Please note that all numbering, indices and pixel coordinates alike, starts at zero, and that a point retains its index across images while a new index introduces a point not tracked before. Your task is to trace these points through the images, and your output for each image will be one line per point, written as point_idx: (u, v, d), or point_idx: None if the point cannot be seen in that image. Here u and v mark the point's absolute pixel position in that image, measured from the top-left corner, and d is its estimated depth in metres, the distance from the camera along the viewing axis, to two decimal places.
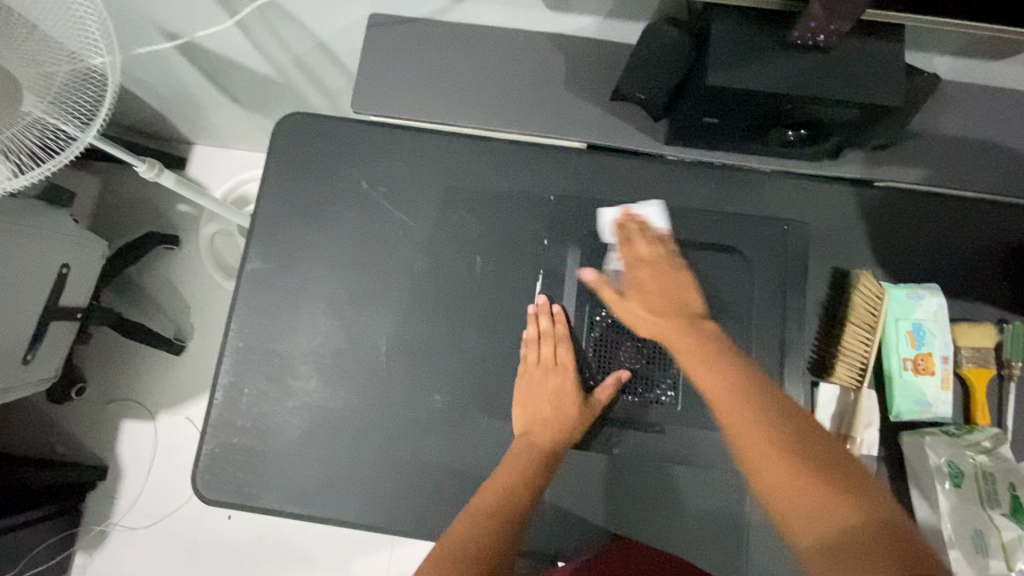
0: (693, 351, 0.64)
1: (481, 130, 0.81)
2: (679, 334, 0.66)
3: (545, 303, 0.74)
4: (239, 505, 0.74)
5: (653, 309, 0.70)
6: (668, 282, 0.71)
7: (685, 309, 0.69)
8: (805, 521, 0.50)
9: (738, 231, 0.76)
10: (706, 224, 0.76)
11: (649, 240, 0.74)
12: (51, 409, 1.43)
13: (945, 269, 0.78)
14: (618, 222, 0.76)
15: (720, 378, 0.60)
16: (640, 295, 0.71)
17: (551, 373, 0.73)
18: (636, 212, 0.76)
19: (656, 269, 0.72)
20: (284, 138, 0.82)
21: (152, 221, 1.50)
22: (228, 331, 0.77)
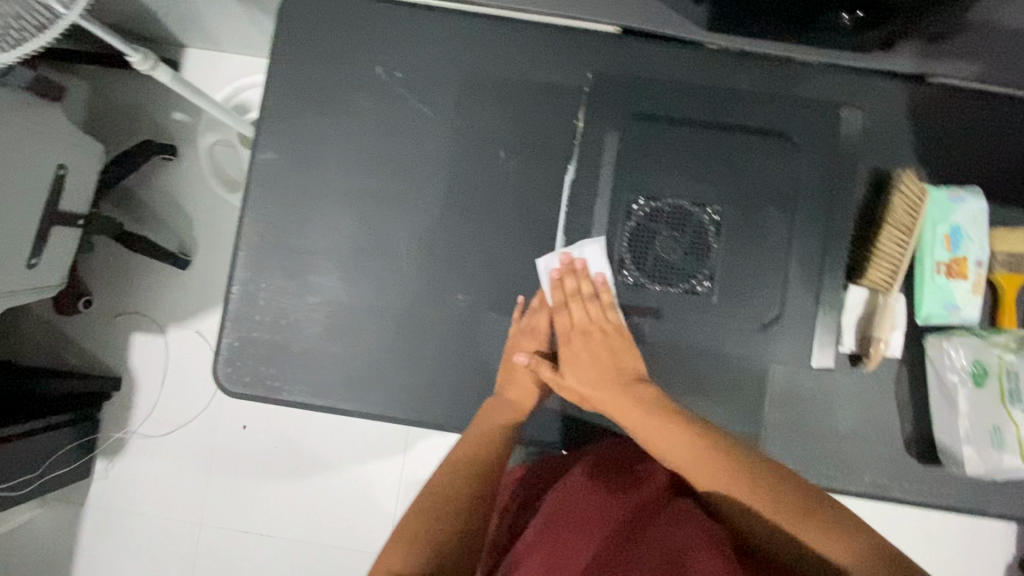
0: (642, 419, 0.60)
1: (505, 11, 0.75)
2: (619, 407, 0.61)
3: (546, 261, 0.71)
4: (262, 398, 0.74)
5: (590, 384, 0.63)
6: (603, 354, 0.62)
7: (623, 374, 0.62)
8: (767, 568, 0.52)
9: (788, 112, 0.61)
10: (749, 104, 0.61)
11: (585, 297, 0.61)
12: (61, 321, 1.42)
13: (990, 173, 0.74)
14: (571, 265, 0.61)
15: (661, 434, 0.60)
16: (581, 363, 0.64)
17: (523, 339, 0.71)
18: (574, 259, 0.60)
19: (589, 338, 0.63)
20: (292, 17, 0.76)
21: (146, 129, 1.42)
22: (241, 225, 0.74)
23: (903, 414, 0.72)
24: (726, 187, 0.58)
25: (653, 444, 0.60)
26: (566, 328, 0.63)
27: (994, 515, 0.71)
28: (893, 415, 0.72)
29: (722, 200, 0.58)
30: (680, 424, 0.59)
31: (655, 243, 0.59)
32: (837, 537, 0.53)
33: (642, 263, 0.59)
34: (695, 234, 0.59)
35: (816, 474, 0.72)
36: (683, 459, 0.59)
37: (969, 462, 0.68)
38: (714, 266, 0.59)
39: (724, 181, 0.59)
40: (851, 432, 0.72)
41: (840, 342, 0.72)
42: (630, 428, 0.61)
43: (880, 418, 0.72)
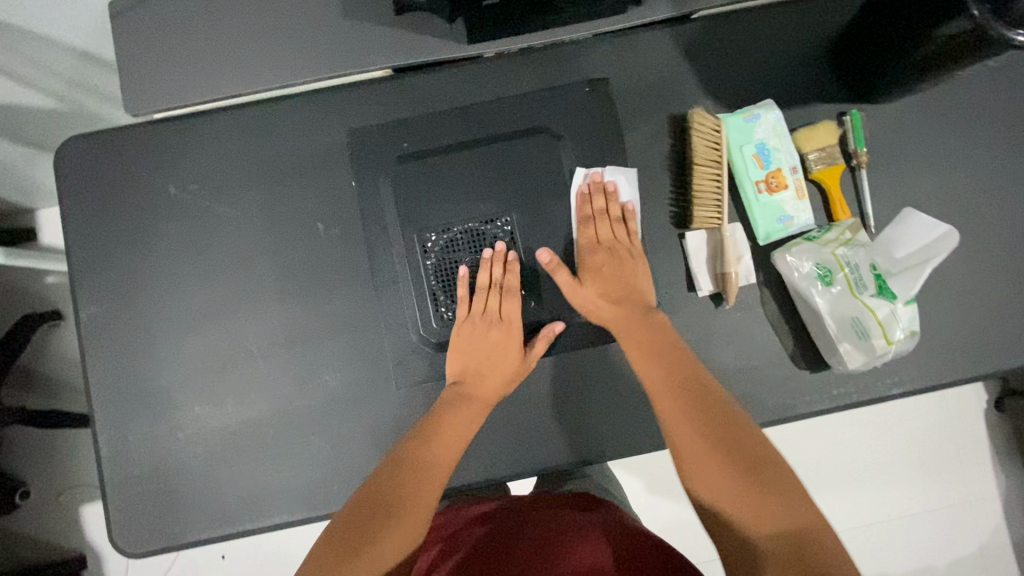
0: (662, 381, 0.64)
1: (276, 92, 0.74)
2: (658, 381, 0.64)
3: (501, 248, 0.70)
4: (169, 547, 0.72)
5: (635, 366, 0.66)
6: (658, 332, 0.67)
7: (663, 340, 0.67)
8: (753, 522, 0.53)
9: (541, 111, 0.73)
10: (504, 113, 0.73)
11: (611, 217, 0.72)
12: (6, 521, 1.37)
13: (778, 81, 0.76)
14: (582, 194, 0.72)
15: (694, 408, 0.61)
16: (629, 329, 0.68)
17: (493, 328, 0.70)
18: (603, 179, 0.73)
19: (622, 268, 0.71)
20: (71, 169, 0.74)
21: (24, 303, 1.38)
22: (91, 387, 0.73)
23: (780, 333, 0.73)
24: (506, 201, 0.71)
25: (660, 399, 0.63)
26: (611, 299, 0.70)
27: (896, 393, 0.72)
28: (772, 337, 0.73)
29: (508, 214, 0.71)
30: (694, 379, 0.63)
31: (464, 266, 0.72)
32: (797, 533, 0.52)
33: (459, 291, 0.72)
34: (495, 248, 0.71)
35: None
36: (686, 446, 0.59)
37: (846, 358, 0.69)
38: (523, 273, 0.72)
39: (507, 194, 0.71)
40: (738, 366, 0.73)
41: (697, 288, 0.73)
42: (676, 433, 0.61)
43: (760, 344, 0.73)
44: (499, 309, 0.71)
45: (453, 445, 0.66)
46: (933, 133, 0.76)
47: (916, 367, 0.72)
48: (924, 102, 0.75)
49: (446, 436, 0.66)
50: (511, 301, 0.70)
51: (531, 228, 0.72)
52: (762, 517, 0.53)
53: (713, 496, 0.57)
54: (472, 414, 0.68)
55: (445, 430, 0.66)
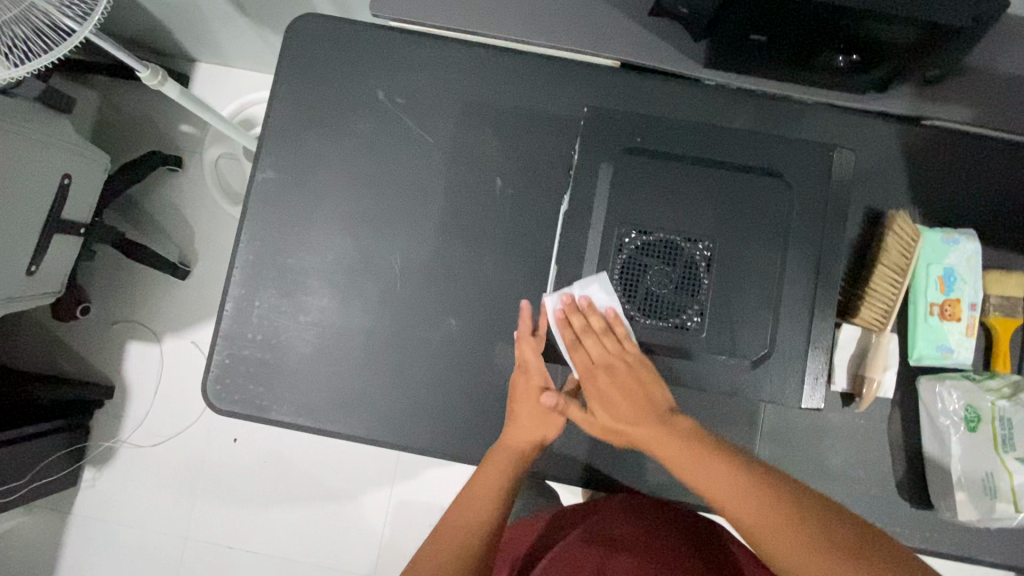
0: (681, 449, 0.59)
1: (507, 42, 0.76)
2: (649, 440, 0.61)
3: (530, 305, 0.71)
4: (250, 416, 0.74)
5: (623, 419, 0.63)
6: (630, 386, 0.63)
7: (659, 413, 0.62)
8: (812, 559, 0.50)
9: (777, 153, 0.70)
10: (741, 143, 0.71)
11: (600, 333, 0.64)
12: (59, 328, 1.43)
13: (982, 215, 0.75)
14: (562, 317, 0.66)
15: (687, 451, 0.58)
16: (614, 402, 0.64)
17: (517, 378, 0.70)
18: (576, 298, 0.65)
19: (613, 369, 0.64)
20: (298, 42, 0.77)
21: (154, 140, 1.44)
22: (238, 244, 0.75)
23: (894, 455, 0.72)
24: (717, 228, 0.67)
25: (761, 537, 0.52)
26: (587, 364, 0.65)
27: (989, 562, 0.70)
28: (885, 455, 0.72)
29: (713, 238, 0.67)
30: (716, 454, 0.58)
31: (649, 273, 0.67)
32: (864, 563, 0.49)
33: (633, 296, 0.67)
34: (686, 268, 0.67)
35: None
36: (785, 554, 0.51)
37: (960, 508, 0.67)
38: (703, 301, 0.66)
39: (721, 219, 0.67)
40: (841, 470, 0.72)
41: (833, 380, 0.72)
42: (722, 507, 0.55)
43: (872, 458, 0.72)
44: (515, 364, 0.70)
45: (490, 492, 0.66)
46: None
47: (1020, 545, 0.69)
48: None
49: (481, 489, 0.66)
50: (527, 347, 0.68)
51: (729, 262, 0.67)
52: (824, 561, 0.50)
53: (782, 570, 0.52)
54: (511, 459, 0.67)
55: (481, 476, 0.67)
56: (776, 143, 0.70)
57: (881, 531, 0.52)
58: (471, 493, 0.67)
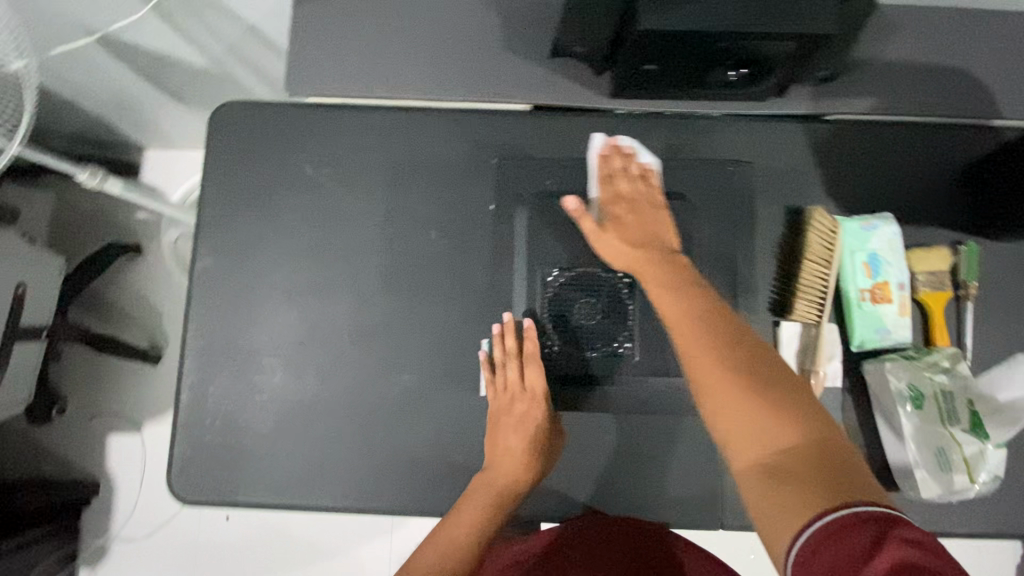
0: (668, 274, 0.63)
1: (423, 102, 0.79)
2: (654, 264, 0.64)
3: (512, 321, 0.73)
4: (219, 502, 0.74)
5: (636, 238, 0.68)
6: (649, 215, 0.70)
7: (661, 246, 0.67)
8: (749, 441, 0.51)
9: (678, 177, 0.77)
10: (649, 172, 0.76)
11: (635, 176, 0.73)
12: (37, 432, 1.42)
13: (897, 198, 0.78)
14: (601, 156, 0.75)
15: (675, 292, 0.60)
16: (623, 247, 0.67)
17: (515, 400, 0.72)
18: (624, 146, 0.76)
19: (640, 208, 0.71)
20: (222, 131, 0.80)
21: (111, 231, 1.46)
22: (187, 333, 0.76)
23: (854, 442, 0.73)
24: None
25: (708, 379, 0.54)
26: (612, 197, 0.72)
27: (962, 534, 0.71)
28: None
29: None
30: (687, 291, 0.60)
31: (576, 305, 0.72)
32: (796, 423, 0.50)
33: (565, 328, 0.73)
34: (613, 295, 0.72)
35: None
36: (722, 404, 0.53)
37: (921, 486, 0.68)
38: (632, 327, 0.72)
39: None
40: None
41: None
42: (708, 396, 0.53)
43: None
44: (518, 382, 0.72)
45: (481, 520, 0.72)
46: None
47: (988, 512, 0.71)
48: None
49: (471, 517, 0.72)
50: (534, 371, 0.71)
51: None
52: (755, 421, 0.51)
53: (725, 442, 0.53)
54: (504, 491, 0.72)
55: (470, 507, 0.72)
56: (679, 166, 0.77)
57: (831, 422, 0.51)
58: (460, 520, 0.73)
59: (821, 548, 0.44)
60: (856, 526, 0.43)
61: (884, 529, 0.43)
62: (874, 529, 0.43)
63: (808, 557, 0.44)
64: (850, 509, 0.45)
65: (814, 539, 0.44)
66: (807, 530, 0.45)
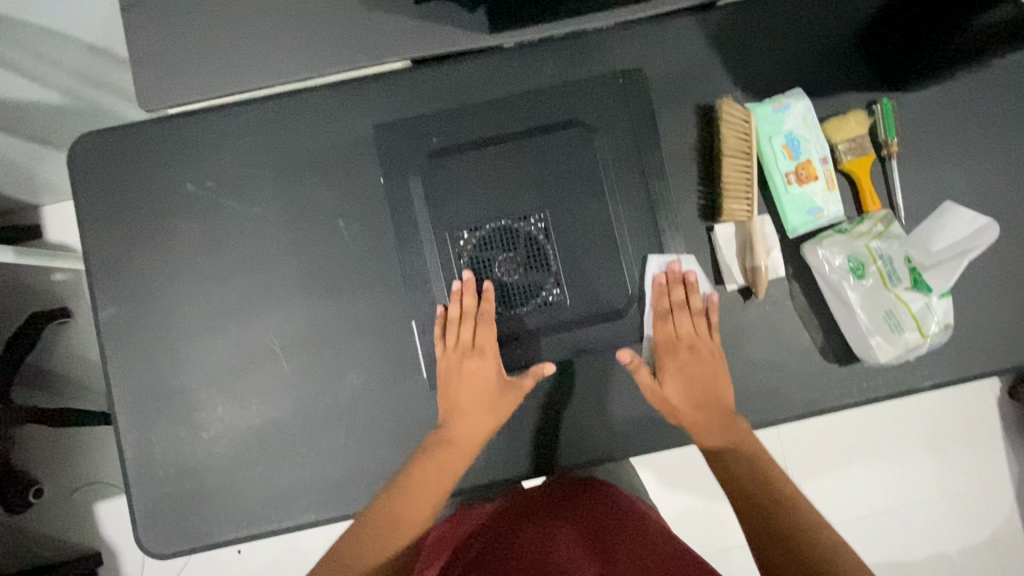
0: (720, 415, 0.69)
1: (292, 85, 0.72)
2: (705, 387, 0.69)
3: (472, 278, 0.68)
4: (196, 547, 0.71)
5: (695, 395, 0.69)
6: (714, 373, 0.70)
7: (720, 397, 0.70)
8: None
9: (573, 102, 0.71)
10: (540, 105, 0.71)
11: (693, 313, 0.70)
12: (20, 520, 1.37)
13: (804, 71, 0.75)
14: (658, 285, 0.70)
15: (722, 423, 0.69)
16: (694, 387, 0.69)
17: (468, 358, 0.68)
18: (682, 270, 0.70)
19: (696, 353, 0.70)
20: (86, 167, 0.72)
21: (32, 301, 1.37)
22: (112, 389, 0.72)
23: (809, 326, 0.73)
24: (543, 195, 0.69)
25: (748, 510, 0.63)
26: (672, 337, 0.70)
27: (926, 387, 0.72)
28: (801, 330, 0.73)
29: (542, 208, 0.68)
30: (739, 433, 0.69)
31: (496, 265, 0.69)
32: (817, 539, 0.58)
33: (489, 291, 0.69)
34: (529, 245, 0.68)
35: (749, 413, 0.72)
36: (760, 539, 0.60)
37: (878, 352, 0.68)
38: (558, 271, 0.68)
39: (543, 187, 0.69)
40: (766, 361, 0.73)
41: (727, 280, 0.72)
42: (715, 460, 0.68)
43: (789, 338, 0.73)
44: (468, 342, 0.68)
45: (435, 483, 0.66)
46: (961, 123, 0.74)
47: (945, 361, 0.72)
48: (952, 91, 0.74)
49: (420, 479, 0.66)
50: (483, 330, 0.68)
51: (565, 226, 0.68)
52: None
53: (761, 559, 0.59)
54: (457, 453, 0.67)
55: (421, 478, 0.66)
56: (573, 91, 0.71)
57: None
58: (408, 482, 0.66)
59: None
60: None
61: None
62: None
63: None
64: None
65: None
66: None
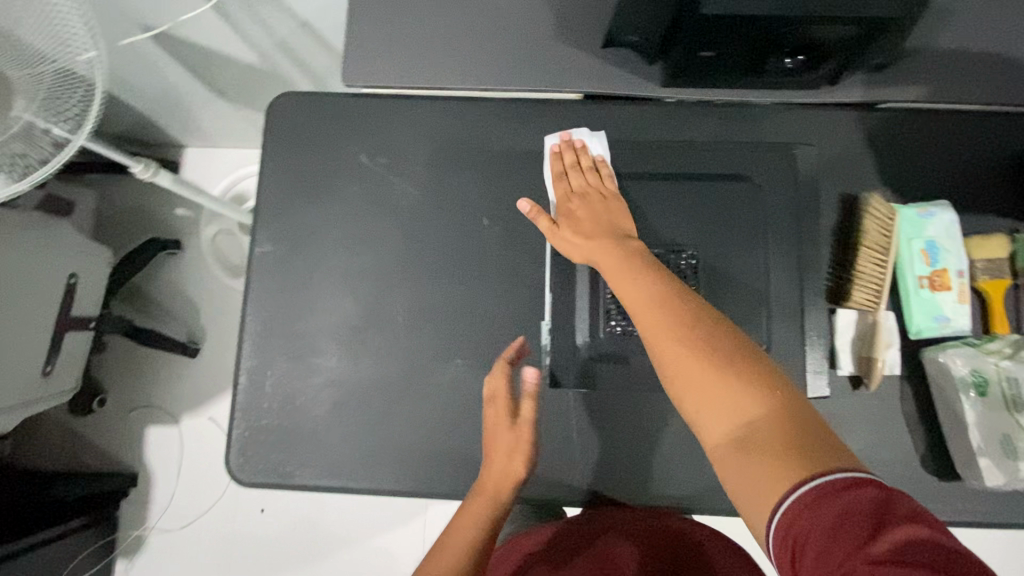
0: (621, 262, 0.62)
1: (474, 93, 0.80)
2: (604, 249, 0.65)
3: (519, 345, 0.72)
4: (275, 485, 0.75)
5: (585, 231, 0.68)
6: (600, 210, 0.70)
7: (616, 232, 0.68)
8: (715, 417, 0.49)
9: (745, 160, 0.76)
10: (715, 156, 0.77)
11: (585, 169, 0.74)
12: (77, 423, 1.44)
13: (951, 186, 0.77)
14: (571, 146, 0.76)
15: (616, 277, 0.62)
16: (585, 223, 0.69)
17: (502, 421, 0.69)
18: (575, 139, 0.77)
19: (591, 203, 0.71)
20: (279, 121, 0.81)
21: (152, 227, 1.49)
22: (245, 317, 0.78)
23: (912, 431, 0.72)
24: (698, 236, 0.73)
25: (641, 316, 0.57)
26: (565, 194, 0.73)
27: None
28: (903, 433, 0.72)
29: (695, 247, 0.73)
30: (645, 271, 0.60)
31: None
32: (754, 384, 0.49)
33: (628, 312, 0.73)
34: (675, 278, 0.72)
35: None
36: (690, 375, 0.51)
37: (986, 475, 0.67)
38: None
39: (700, 230, 0.73)
40: (862, 454, 0.72)
41: (838, 364, 0.73)
42: (642, 321, 0.57)
43: (891, 437, 0.72)
44: (511, 405, 0.70)
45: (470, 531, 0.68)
46: None
47: None
48: None
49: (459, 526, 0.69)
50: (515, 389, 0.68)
51: (712, 269, 0.73)
52: (727, 396, 0.49)
53: (698, 423, 0.51)
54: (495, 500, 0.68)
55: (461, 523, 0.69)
56: (743, 151, 0.77)
57: (806, 400, 0.49)
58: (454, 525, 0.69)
59: (806, 515, 0.41)
60: (836, 494, 0.40)
61: (845, 499, 0.40)
62: (838, 497, 0.40)
63: (790, 522, 0.42)
64: (800, 484, 0.42)
65: (800, 504, 0.41)
66: (794, 488, 0.42)
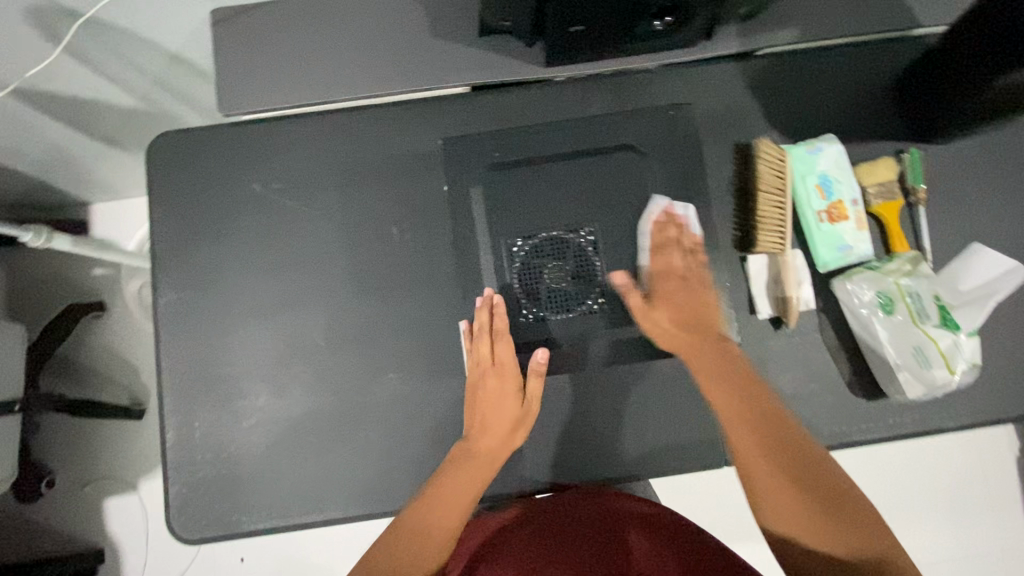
0: (714, 371, 0.65)
1: (360, 101, 0.78)
2: (707, 354, 0.67)
3: (491, 294, 0.72)
4: (224, 536, 0.72)
5: (684, 328, 0.69)
6: (696, 295, 0.70)
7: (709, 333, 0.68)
8: (826, 535, 0.54)
9: (626, 128, 0.77)
10: (598, 129, 0.77)
11: (682, 248, 0.72)
12: (28, 510, 1.37)
13: (836, 120, 0.80)
14: (658, 221, 0.73)
15: (727, 387, 0.64)
16: (677, 308, 0.70)
17: (488, 374, 0.71)
18: (678, 213, 0.74)
19: (682, 283, 0.71)
20: (162, 163, 0.78)
21: (71, 292, 1.41)
22: (161, 372, 0.75)
23: (836, 359, 0.75)
24: (589, 213, 0.74)
25: (752, 461, 0.59)
26: (664, 271, 0.71)
27: (948, 426, 0.74)
28: (828, 363, 0.75)
29: (590, 223, 0.74)
30: (736, 373, 0.65)
31: (547, 272, 0.74)
32: (830, 520, 0.55)
33: (539, 296, 0.74)
34: (577, 255, 0.74)
35: None
36: (776, 485, 0.57)
37: (907, 387, 0.70)
38: (603, 282, 0.74)
39: (598, 203, 0.74)
40: (794, 390, 0.75)
41: (757, 309, 0.75)
42: (746, 466, 0.59)
43: (818, 369, 0.75)
44: (488, 360, 0.71)
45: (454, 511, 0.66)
46: (984, 175, 0.78)
47: (966, 401, 0.74)
48: (974, 145, 0.79)
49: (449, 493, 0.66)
50: (501, 346, 0.71)
51: (612, 239, 0.74)
52: (818, 522, 0.55)
53: (772, 526, 0.57)
54: (483, 458, 0.69)
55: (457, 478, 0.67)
56: (631, 118, 0.78)
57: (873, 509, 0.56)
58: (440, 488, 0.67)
59: None
60: None
61: None
62: None
63: None
64: None
65: None
66: None
